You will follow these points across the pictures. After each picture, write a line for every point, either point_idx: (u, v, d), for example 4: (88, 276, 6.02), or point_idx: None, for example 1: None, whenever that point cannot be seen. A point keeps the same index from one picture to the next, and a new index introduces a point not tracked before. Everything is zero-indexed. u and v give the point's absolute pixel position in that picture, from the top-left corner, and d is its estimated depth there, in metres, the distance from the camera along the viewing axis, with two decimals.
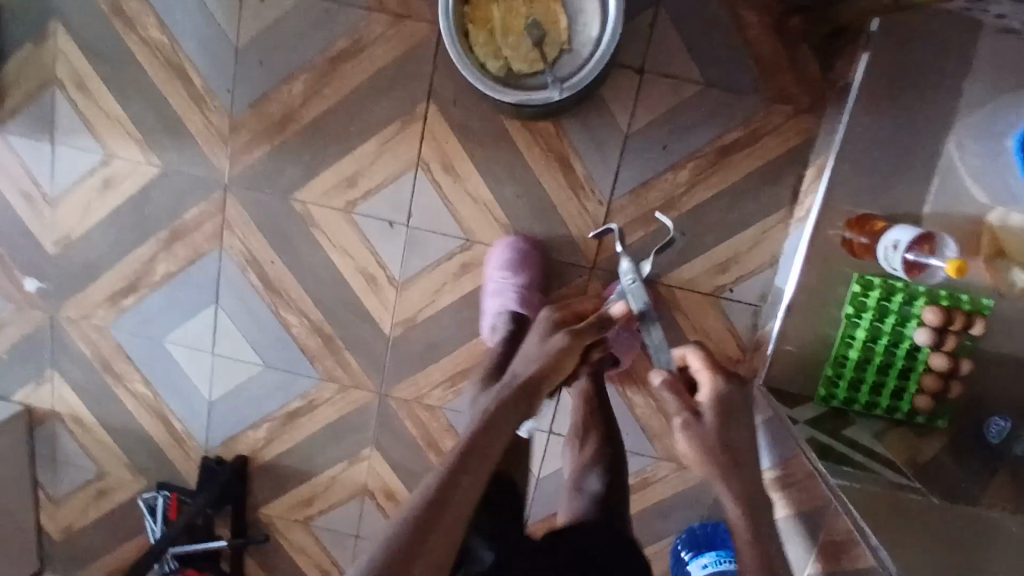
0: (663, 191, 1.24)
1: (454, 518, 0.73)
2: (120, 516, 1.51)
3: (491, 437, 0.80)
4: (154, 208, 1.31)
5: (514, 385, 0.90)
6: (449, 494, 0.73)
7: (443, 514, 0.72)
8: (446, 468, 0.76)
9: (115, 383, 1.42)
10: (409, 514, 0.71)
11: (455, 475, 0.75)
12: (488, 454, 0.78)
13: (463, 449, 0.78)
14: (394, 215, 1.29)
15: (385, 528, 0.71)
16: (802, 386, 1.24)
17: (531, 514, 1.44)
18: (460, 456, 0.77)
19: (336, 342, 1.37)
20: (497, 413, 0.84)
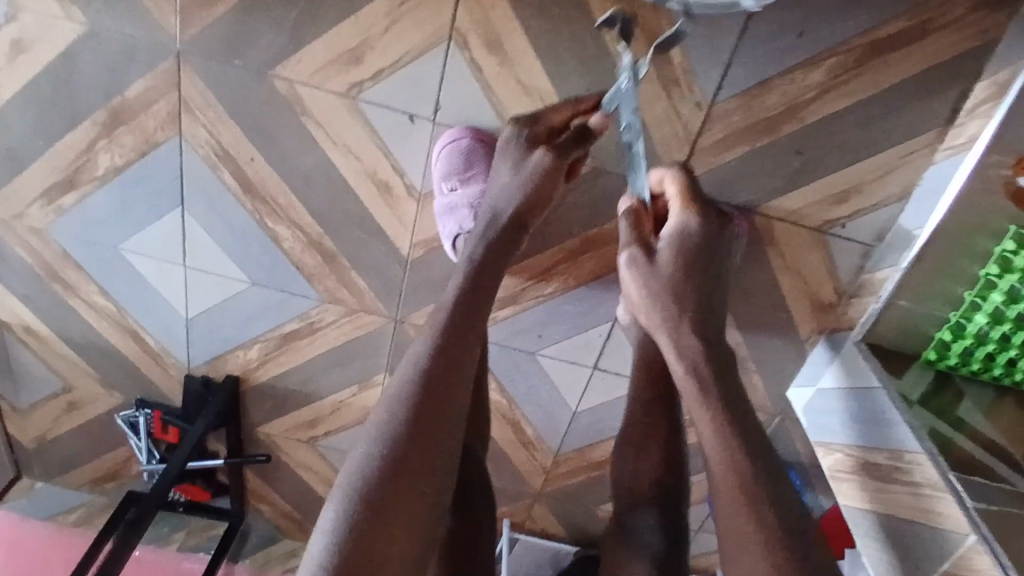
0: (784, 94, 0.91)
1: (425, 480, 0.61)
2: (96, 429, 1.33)
3: (451, 364, 0.67)
4: (83, 80, 0.94)
5: (483, 237, 0.78)
6: (411, 446, 0.61)
7: (410, 480, 0.60)
8: (404, 412, 0.63)
9: (67, 294, 1.16)
10: (366, 475, 0.60)
11: (422, 426, 0.63)
12: (451, 388, 0.66)
13: (419, 384, 0.65)
14: (416, 107, 0.95)
15: (342, 490, 0.60)
16: (908, 342, 1.02)
17: (562, 443, 1.30)
18: (422, 399, 0.64)
19: (339, 261, 1.09)
20: (452, 327, 0.69)
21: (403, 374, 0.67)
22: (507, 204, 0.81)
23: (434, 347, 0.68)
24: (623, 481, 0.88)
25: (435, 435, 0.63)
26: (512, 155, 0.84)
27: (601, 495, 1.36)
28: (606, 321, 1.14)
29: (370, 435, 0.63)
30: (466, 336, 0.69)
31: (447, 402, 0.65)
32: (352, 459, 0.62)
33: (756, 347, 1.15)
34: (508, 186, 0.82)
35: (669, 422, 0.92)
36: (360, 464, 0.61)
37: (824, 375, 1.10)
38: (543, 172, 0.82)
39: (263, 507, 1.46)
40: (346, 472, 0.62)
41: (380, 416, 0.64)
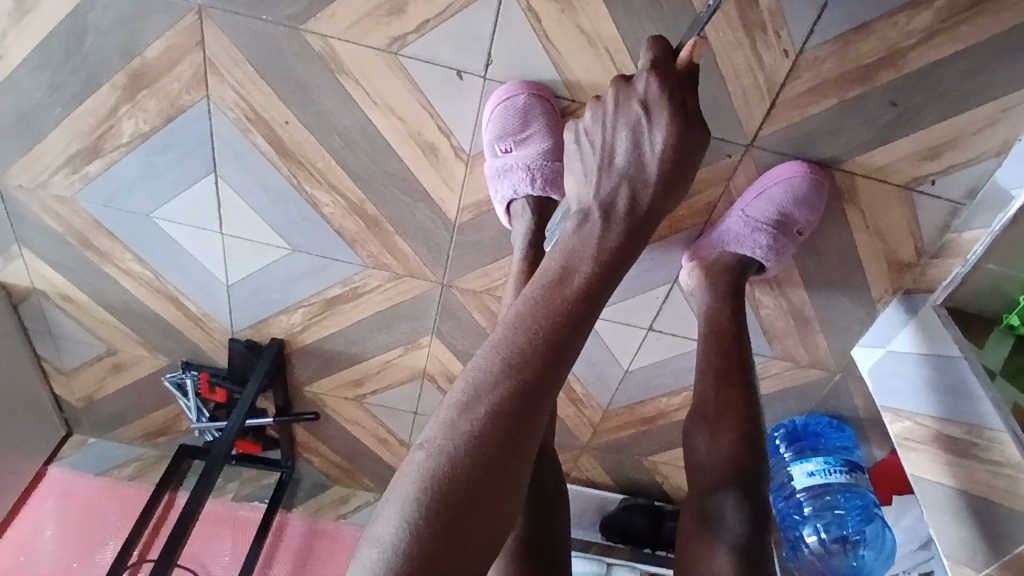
0: (884, 39, 0.81)
1: (508, 500, 0.45)
2: (143, 390, 1.32)
3: (558, 348, 0.49)
4: (99, 39, 0.87)
5: (606, 224, 0.57)
6: (495, 451, 0.45)
7: (490, 496, 0.44)
8: (492, 399, 0.47)
9: (101, 261, 1.11)
10: (434, 480, 0.44)
11: (509, 410, 0.46)
12: (555, 380, 0.49)
13: (514, 366, 0.48)
14: (465, 61, 0.86)
15: (400, 494, 0.44)
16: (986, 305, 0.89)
17: (612, 400, 1.26)
18: (518, 388, 0.47)
19: (382, 225, 1.02)
20: (561, 300, 0.52)
21: (490, 348, 0.50)
22: (641, 195, 0.59)
23: (535, 321, 0.50)
24: (697, 461, 0.79)
25: (528, 437, 0.47)
26: (634, 115, 0.62)
27: (652, 448, 1.34)
28: (665, 283, 1.07)
29: (440, 424, 0.47)
30: (572, 312, 0.51)
31: (547, 398, 0.48)
32: (415, 451, 0.46)
33: (829, 309, 1.07)
34: (645, 166, 0.60)
35: (746, 393, 0.84)
36: (429, 460, 0.45)
37: (896, 335, 1.01)
38: (689, 144, 0.61)
39: (313, 459, 1.46)
40: (405, 470, 0.45)
41: (455, 402, 0.48)
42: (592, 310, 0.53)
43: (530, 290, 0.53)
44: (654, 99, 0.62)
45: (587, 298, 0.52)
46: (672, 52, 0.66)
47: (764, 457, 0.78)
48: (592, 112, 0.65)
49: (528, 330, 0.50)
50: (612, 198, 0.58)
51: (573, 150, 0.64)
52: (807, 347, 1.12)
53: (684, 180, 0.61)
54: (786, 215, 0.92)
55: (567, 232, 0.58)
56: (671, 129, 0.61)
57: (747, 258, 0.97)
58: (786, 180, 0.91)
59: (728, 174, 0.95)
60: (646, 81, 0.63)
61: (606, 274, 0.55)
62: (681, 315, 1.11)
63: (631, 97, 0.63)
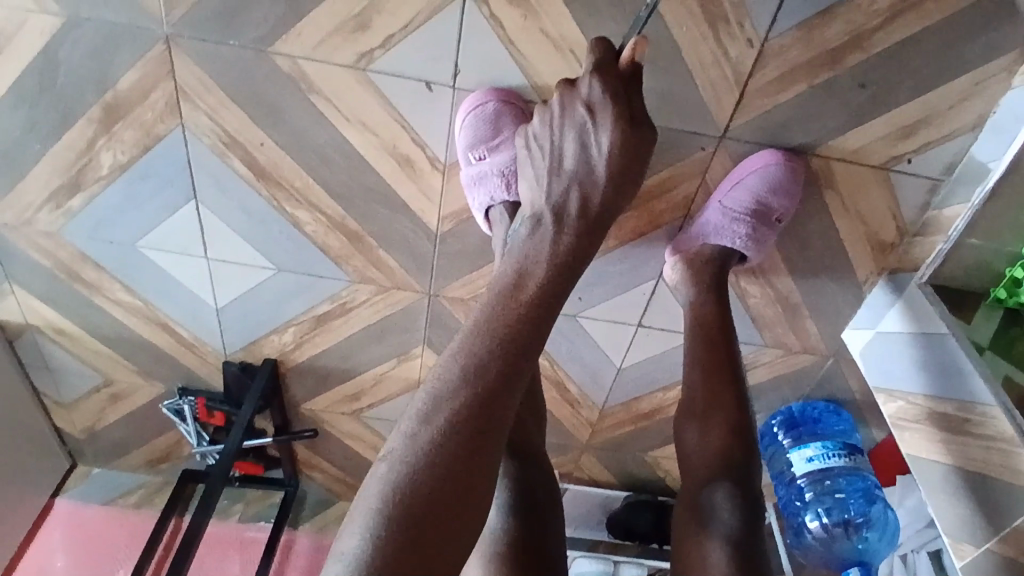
0: (847, 23, 0.82)
1: (473, 507, 0.45)
2: (142, 418, 1.33)
3: (516, 354, 0.50)
4: (71, 75, 0.88)
5: (559, 228, 0.58)
6: (457, 459, 0.46)
7: (455, 504, 0.44)
8: (452, 408, 0.47)
9: (91, 294, 1.12)
10: (398, 492, 0.44)
11: (470, 417, 0.47)
12: (515, 384, 0.49)
13: (472, 373, 0.49)
14: (434, 72, 0.86)
15: (365, 509, 0.44)
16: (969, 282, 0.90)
17: (608, 398, 1.27)
18: (477, 395, 0.48)
19: (365, 240, 1.03)
20: (518, 305, 0.53)
21: (449, 357, 0.50)
22: (591, 197, 0.60)
23: (492, 327, 0.51)
24: (689, 455, 0.79)
25: (490, 443, 0.47)
26: (580, 117, 0.63)
27: (651, 443, 1.34)
28: (651, 278, 1.07)
29: (402, 436, 0.47)
30: (528, 317, 0.52)
31: (508, 403, 0.49)
32: (378, 464, 0.47)
33: (816, 294, 1.07)
34: (593, 169, 0.61)
35: (733, 385, 0.84)
36: (392, 472, 0.45)
37: (883, 317, 1.01)
38: (635, 142, 0.63)
39: (316, 476, 1.47)
40: (369, 483, 0.46)
41: (416, 412, 0.48)
42: (549, 313, 0.54)
43: (488, 296, 0.54)
44: (598, 101, 0.63)
45: (543, 302, 0.53)
46: (614, 53, 0.66)
47: (754, 450, 0.78)
48: (541, 117, 0.66)
49: (485, 337, 0.51)
50: (563, 202, 0.60)
51: (525, 157, 0.65)
52: (798, 333, 1.13)
53: (633, 181, 0.63)
54: (763, 204, 0.92)
55: (521, 238, 0.59)
56: (615, 130, 0.62)
57: (728, 248, 0.97)
58: (762, 169, 0.91)
59: (705, 166, 0.95)
60: (589, 85, 0.64)
61: (561, 276, 0.56)
62: (669, 310, 1.11)
63: (575, 100, 0.64)
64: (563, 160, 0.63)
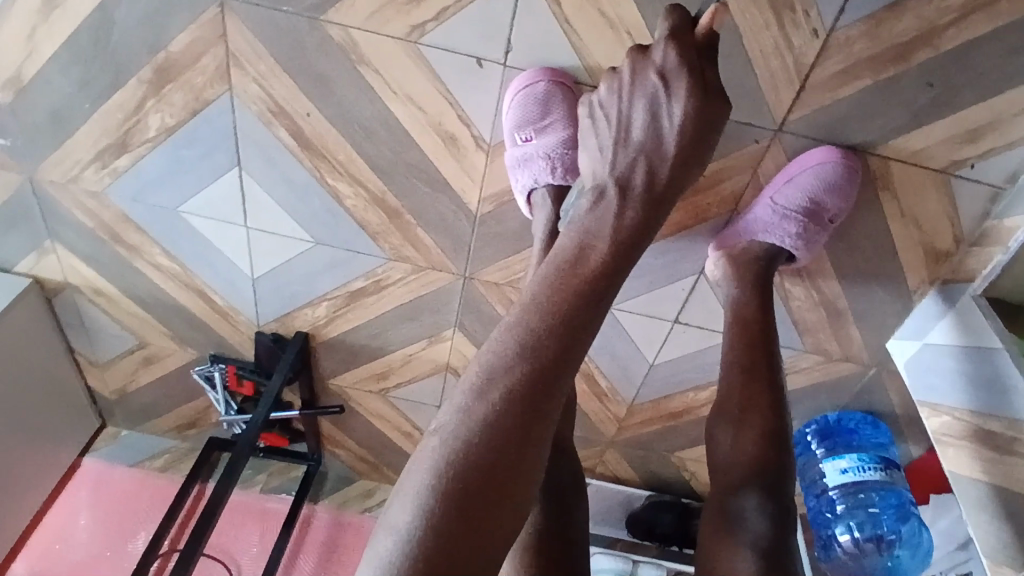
0: (919, 17, 0.78)
1: (526, 485, 0.44)
2: (172, 382, 1.34)
3: (573, 332, 0.49)
4: (124, 34, 0.88)
5: (624, 201, 0.57)
6: (511, 436, 0.44)
7: (508, 482, 0.43)
8: (507, 384, 0.46)
9: (131, 256, 1.13)
10: (450, 464, 0.43)
11: (525, 394, 0.46)
12: (572, 362, 0.48)
13: (530, 348, 0.47)
14: (485, 49, 0.85)
15: (416, 480, 0.43)
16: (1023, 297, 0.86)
17: (637, 395, 1.24)
18: (534, 370, 0.47)
19: (404, 218, 1.02)
20: (577, 282, 0.51)
21: (504, 333, 0.49)
22: (658, 170, 0.59)
23: (553, 302, 0.50)
24: (721, 460, 0.77)
25: (545, 423, 0.46)
26: (652, 86, 0.62)
27: (678, 444, 1.32)
28: (691, 274, 1.05)
29: (454, 410, 0.46)
30: (589, 294, 0.51)
31: (564, 381, 0.47)
32: (430, 437, 0.46)
33: (862, 300, 1.03)
34: (662, 140, 0.60)
35: (770, 386, 0.82)
36: (444, 447, 0.44)
37: (932, 329, 0.97)
38: (710, 115, 0.61)
39: (339, 452, 1.47)
40: (420, 455, 0.45)
41: (469, 386, 0.47)
42: (608, 291, 0.52)
43: (546, 272, 0.53)
44: (672, 69, 0.62)
45: (603, 280, 0.52)
46: (692, 20, 0.65)
47: (789, 454, 0.76)
48: (608, 87, 0.66)
49: (543, 313, 0.49)
50: (628, 174, 0.59)
51: (589, 125, 0.65)
52: (840, 340, 1.09)
53: (703, 155, 0.62)
54: (817, 203, 0.89)
55: (582, 210, 0.58)
56: (689, 101, 0.61)
57: (775, 247, 0.94)
58: (818, 166, 0.88)
59: (756, 161, 0.92)
60: (664, 51, 0.62)
61: (624, 253, 0.54)
62: (708, 308, 1.09)
63: (648, 68, 0.63)
64: (631, 129, 0.62)
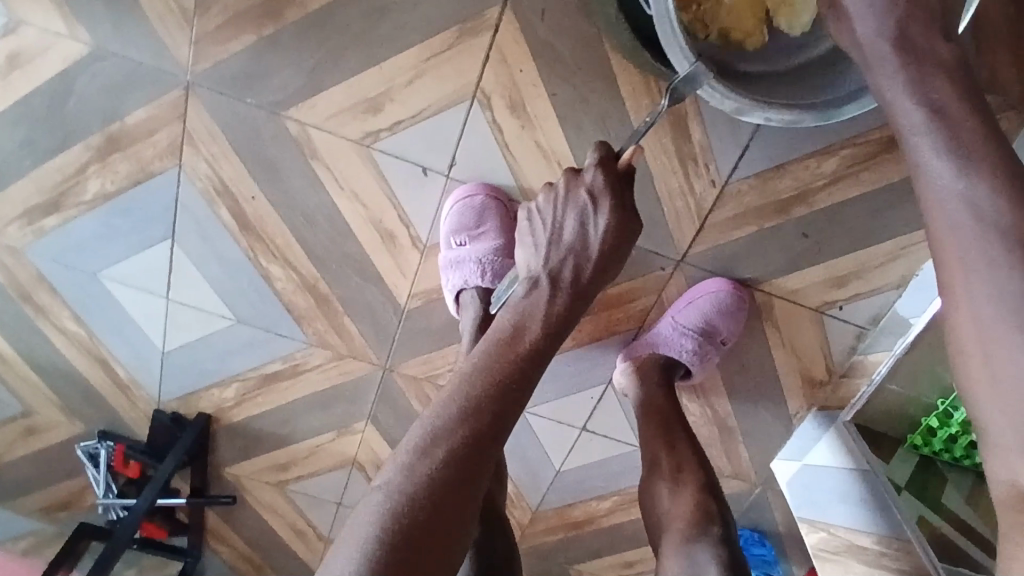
0: (796, 179, 0.94)
1: (460, 539, 0.48)
2: (49, 458, 1.24)
3: (509, 400, 0.55)
4: (83, 101, 0.92)
5: (554, 292, 0.65)
6: (450, 492, 0.49)
7: (445, 534, 0.48)
8: (450, 444, 0.51)
9: (35, 317, 1.09)
10: (393, 518, 0.47)
11: (465, 454, 0.51)
12: (506, 428, 0.54)
13: (470, 413, 0.53)
14: (430, 159, 0.94)
15: (360, 532, 0.47)
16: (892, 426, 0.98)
17: (542, 501, 1.26)
18: (473, 434, 0.52)
19: (332, 304, 1.05)
20: (513, 357, 0.58)
21: (447, 399, 0.54)
22: (583, 268, 0.66)
23: (491, 373, 0.56)
24: (662, 516, 0.84)
25: (480, 481, 0.51)
26: (581, 202, 0.67)
27: (579, 556, 1.32)
28: (600, 382, 1.12)
29: (398, 467, 0.50)
30: (522, 369, 0.58)
31: (499, 444, 0.53)
32: (373, 492, 0.49)
33: (750, 420, 1.13)
34: (588, 244, 0.67)
35: (693, 449, 0.90)
36: (388, 501, 0.48)
37: (813, 449, 1.08)
38: (629, 230, 0.67)
39: (222, 550, 1.36)
40: (362, 510, 0.48)
41: (413, 446, 0.51)
42: (539, 367, 0.60)
43: (485, 346, 0.59)
44: (600, 190, 0.67)
45: (535, 357, 0.59)
46: (615, 154, 0.69)
47: (723, 506, 0.84)
48: (545, 197, 0.70)
49: (481, 383, 0.55)
50: (558, 269, 0.66)
51: (526, 226, 0.70)
52: (730, 457, 1.17)
53: (622, 256, 0.69)
54: (711, 325, 0.99)
55: (517, 296, 0.65)
56: (614, 219, 0.66)
57: (674, 360, 1.03)
58: (713, 294, 0.99)
59: (661, 285, 1.04)
60: (593, 173, 0.67)
61: (552, 336, 0.62)
62: (613, 417, 1.15)
63: (579, 185, 0.68)
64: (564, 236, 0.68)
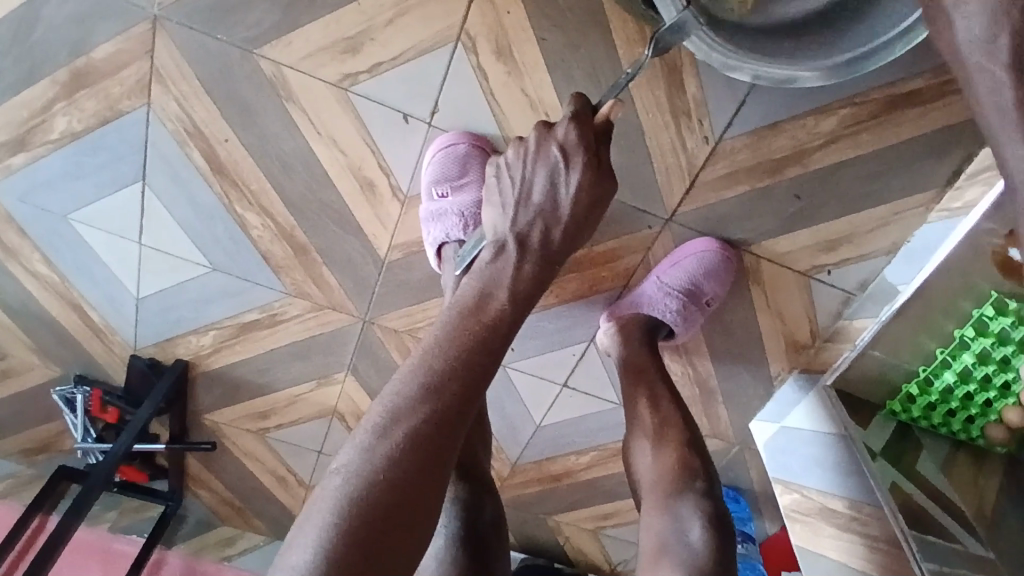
0: (792, 139, 0.90)
1: (426, 520, 0.47)
2: (26, 402, 1.23)
3: (474, 373, 0.53)
4: (44, 32, 0.87)
5: (522, 256, 0.63)
6: (412, 473, 0.48)
7: (408, 517, 0.46)
8: (411, 422, 0.50)
9: (6, 258, 1.06)
10: (352, 504, 0.46)
11: (428, 431, 0.50)
12: (471, 402, 0.52)
13: (431, 391, 0.51)
14: (412, 107, 0.89)
15: (318, 517, 0.45)
16: (871, 388, 0.98)
17: (522, 454, 1.27)
18: (435, 412, 0.50)
19: (310, 254, 1.02)
20: (479, 327, 0.56)
21: (408, 375, 0.53)
22: (552, 231, 0.64)
23: (455, 345, 0.54)
24: (644, 474, 0.83)
25: (445, 460, 0.50)
26: (553, 159, 0.65)
27: (558, 507, 1.34)
28: (582, 341, 1.11)
29: (357, 448, 0.49)
30: (488, 339, 0.56)
31: (463, 421, 0.52)
32: (331, 476, 0.48)
33: (732, 382, 1.13)
34: (558, 205, 0.65)
35: (678, 407, 0.88)
36: (346, 484, 0.47)
37: (791, 412, 1.04)
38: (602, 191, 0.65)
39: (202, 494, 1.37)
40: (321, 496, 0.47)
41: (373, 426, 0.50)
42: (506, 335, 0.58)
43: (449, 316, 0.57)
44: (572, 146, 0.64)
45: (501, 325, 0.57)
46: (592, 108, 0.66)
47: (707, 461, 0.82)
48: (514, 150, 0.68)
49: (446, 356, 0.54)
50: (527, 231, 0.64)
51: (493, 185, 0.67)
52: (710, 417, 1.18)
53: (593, 218, 0.67)
54: (696, 286, 0.97)
55: (483, 262, 0.63)
56: (585, 177, 0.64)
57: (658, 320, 1.01)
58: (700, 254, 0.97)
59: (647, 244, 1.01)
60: (566, 128, 0.65)
61: (520, 302, 0.60)
62: (594, 376, 1.15)
63: (549, 141, 0.65)
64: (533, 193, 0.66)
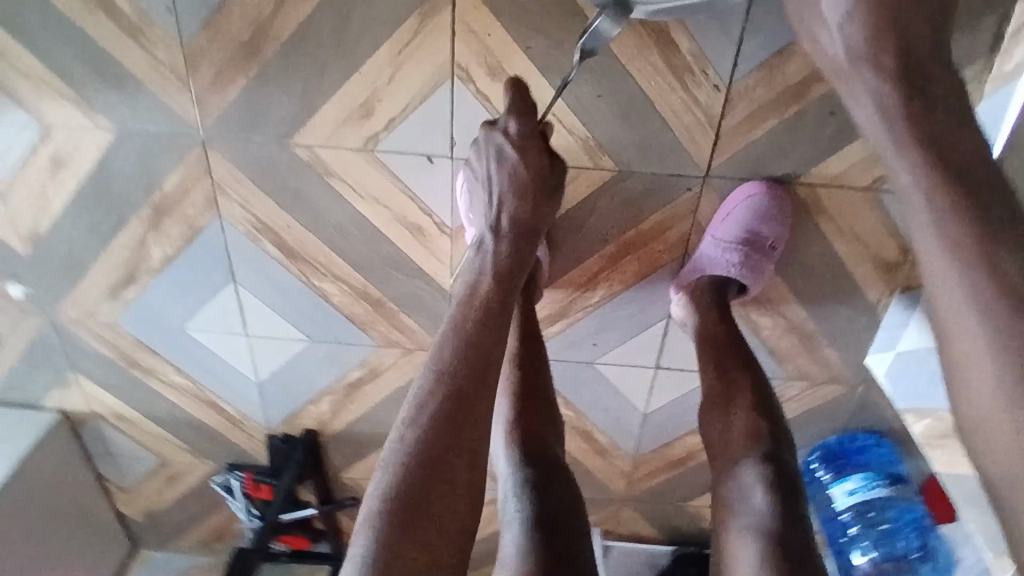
0: (805, 59, 0.88)
1: (453, 483, 0.61)
2: (195, 497, 1.40)
3: (471, 359, 0.69)
4: (123, 182, 1.02)
5: (498, 239, 0.83)
6: (434, 447, 0.62)
7: (438, 483, 0.61)
8: (429, 411, 0.64)
9: (146, 377, 1.23)
10: (391, 491, 0.60)
11: (442, 412, 0.65)
12: (474, 382, 0.67)
13: (439, 382, 0.66)
14: (432, 146, 0.96)
15: (369, 504, 0.60)
16: None
17: (638, 446, 1.26)
18: (445, 397, 0.66)
19: (386, 305, 1.11)
20: (471, 325, 0.72)
21: (424, 375, 0.68)
22: (515, 212, 0.85)
23: (453, 341, 0.70)
24: (716, 443, 0.82)
25: (463, 433, 0.64)
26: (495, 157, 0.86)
27: (692, 491, 1.31)
28: (660, 318, 1.10)
29: (393, 443, 0.64)
30: (478, 331, 0.71)
31: (471, 398, 0.66)
32: (376, 472, 0.62)
33: (829, 320, 1.07)
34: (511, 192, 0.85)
35: (748, 377, 0.88)
36: (387, 475, 0.61)
37: (903, 335, 1.02)
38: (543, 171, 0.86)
39: None
40: (372, 487, 0.62)
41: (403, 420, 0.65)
42: (494, 321, 0.73)
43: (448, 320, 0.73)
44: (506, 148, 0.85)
45: (486, 316, 0.73)
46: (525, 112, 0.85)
47: (776, 424, 0.81)
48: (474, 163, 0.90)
49: (447, 351, 0.69)
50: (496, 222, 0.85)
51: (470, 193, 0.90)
52: (819, 362, 1.12)
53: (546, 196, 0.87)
54: (753, 233, 0.96)
55: (470, 256, 0.84)
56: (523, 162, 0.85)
57: (725, 278, 1.00)
58: (747, 200, 0.95)
59: (693, 207, 1.00)
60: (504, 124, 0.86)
61: (502, 292, 0.77)
62: (684, 349, 1.14)
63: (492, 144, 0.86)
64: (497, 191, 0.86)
